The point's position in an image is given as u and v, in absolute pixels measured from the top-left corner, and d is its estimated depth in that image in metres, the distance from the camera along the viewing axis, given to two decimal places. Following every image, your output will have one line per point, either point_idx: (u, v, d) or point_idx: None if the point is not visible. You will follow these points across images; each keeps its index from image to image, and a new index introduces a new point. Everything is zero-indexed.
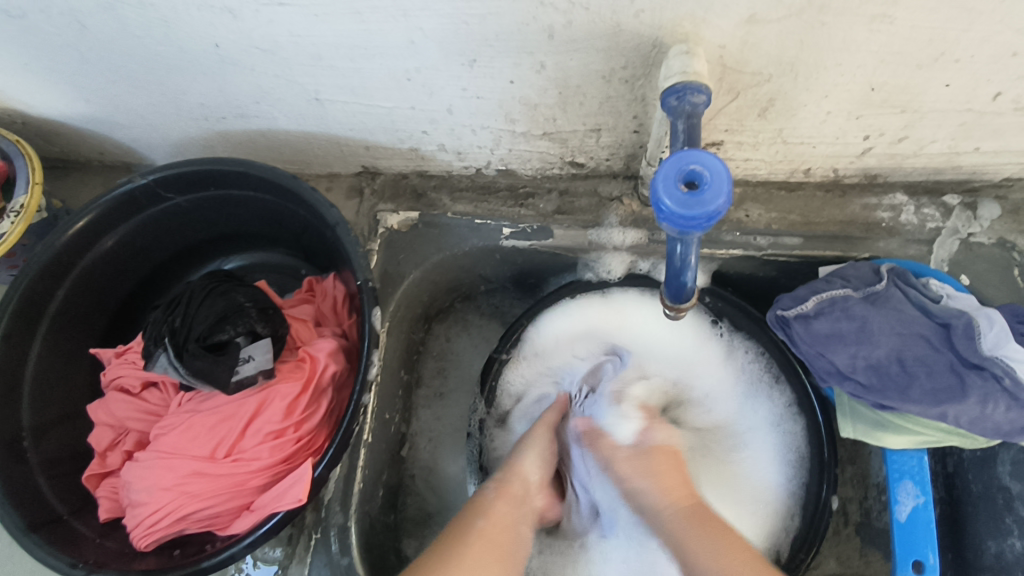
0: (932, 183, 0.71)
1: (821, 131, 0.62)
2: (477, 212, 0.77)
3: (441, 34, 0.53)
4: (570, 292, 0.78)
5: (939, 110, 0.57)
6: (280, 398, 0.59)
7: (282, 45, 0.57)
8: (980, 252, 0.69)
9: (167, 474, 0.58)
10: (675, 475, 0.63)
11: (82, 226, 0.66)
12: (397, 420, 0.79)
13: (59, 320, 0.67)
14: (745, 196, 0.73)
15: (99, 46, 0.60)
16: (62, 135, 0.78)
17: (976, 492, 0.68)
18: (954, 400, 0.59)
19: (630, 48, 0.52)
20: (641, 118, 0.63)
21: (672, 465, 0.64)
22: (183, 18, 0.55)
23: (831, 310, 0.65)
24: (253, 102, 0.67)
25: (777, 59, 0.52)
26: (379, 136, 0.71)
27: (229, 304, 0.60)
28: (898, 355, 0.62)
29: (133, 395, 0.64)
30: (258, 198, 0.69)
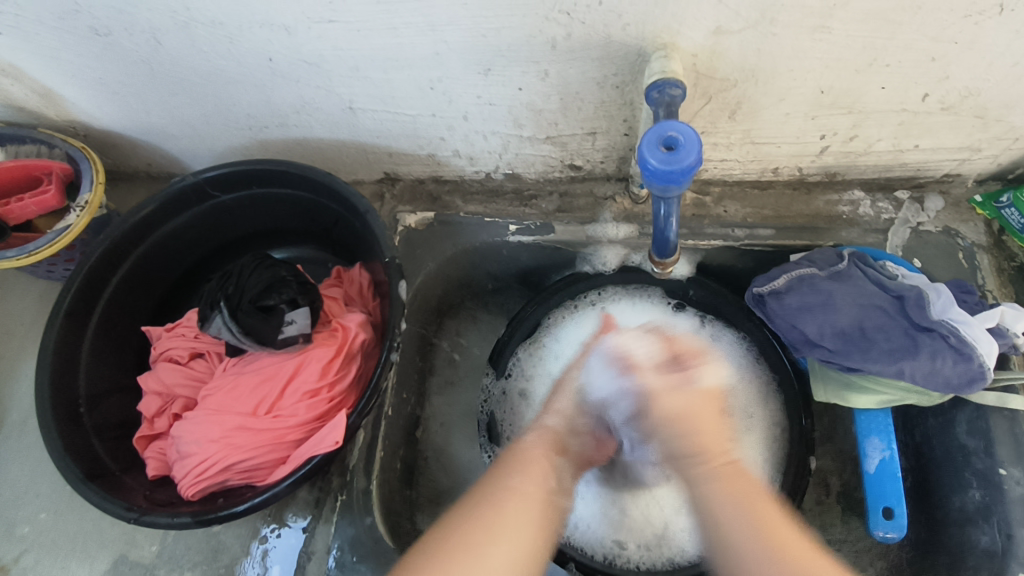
0: (885, 181, 0.81)
1: (784, 132, 0.73)
2: (487, 212, 0.88)
3: (462, 46, 0.64)
4: (572, 284, 0.88)
5: (879, 110, 0.68)
6: (316, 360, 0.67)
7: (326, 58, 0.68)
8: (929, 239, 0.79)
9: (215, 428, 0.64)
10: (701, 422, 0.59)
11: (141, 215, 0.75)
12: (412, 403, 0.87)
13: (115, 301, 0.75)
14: (724, 194, 0.84)
15: (169, 60, 0.70)
16: (118, 145, 0.88)
17: (939, 455, 0.75)
18: (908, 357, 0.68)
19: (619, 57, 0.63)
20: (630, 122, 0.73)
21: (709, 415, 0.60)
22: (246, 34, 0.65)
23: (800, 286, 0.74)
24: (294, 111, 0.77)
25: (741, 65, 0.63)
26: (401, 142, 0.82)
27: (275, 276, 0.67)
28: (860, 323, 0.71)
29: (182, 364, 0.71)
30: (296, 194, 0.79)
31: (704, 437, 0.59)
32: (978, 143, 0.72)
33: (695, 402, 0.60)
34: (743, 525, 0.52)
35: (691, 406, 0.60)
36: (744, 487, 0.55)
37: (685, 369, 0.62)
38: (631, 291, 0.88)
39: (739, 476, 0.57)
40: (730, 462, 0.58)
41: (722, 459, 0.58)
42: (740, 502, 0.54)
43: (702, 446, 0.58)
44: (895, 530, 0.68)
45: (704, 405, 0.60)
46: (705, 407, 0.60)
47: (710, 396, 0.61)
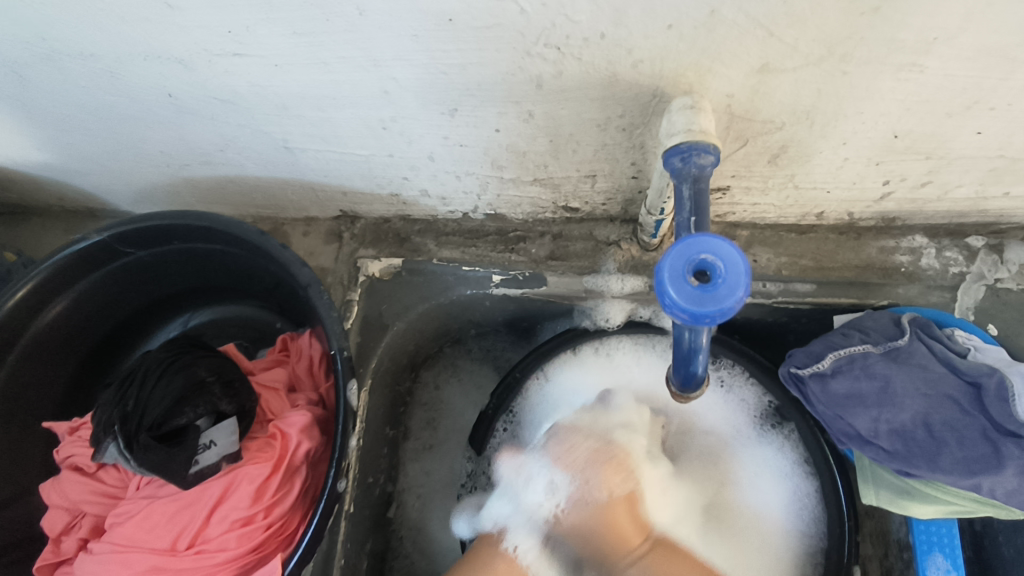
0: (955, 226, 0.66)
1: (837, 177, 0.57)
2: (464, 258, 0.72)
3: (417, 84, 0.48)
4: (567, 343, 0.73)
5: (967, 156, 0.52)
6: (247, 481, 0.53)
7: (243, 96, 0.51)
8: (1008, 299, 0.65)
9: (124, 571, 0.52)
10: (621, 528, 0.59)
11: (31, 287, 0.60)
12: (382, 481, 0.73)
13: (9, 389, 0.62)
14: (753, 239, 0.68)
15: (43, 96, 0.55)
16: (16, 181, 0.73)
17: (1007, 558, 0.64)
18: (989, 472, 0.54)
19: (627, 97, 0.47)
20: (640, 165, 0.57)
21: (625, 515, 0.59)
22: (130, 68, 0.49)
23: (850, 368, 0.60)
24: (217, 150, 0.61)
25: (792, 107, 0.47)
26: (356, 182, 0.66)
27: (187, 382, 0.55)
28: (925, 419, 0.57)
29: (89, 475, 0.59)
30: (227, 251, 0.64)
31: (620, 530, 0.59)
32: None
33: (603, 509, 0.59)
34: None
35: (596, 518, 0.59)
36: (671, 555, 0.58)
37: (583, 479, 0.61)
38: (642, 349, 0.73)
39: (667, 558, 0.58)
40: (644, 554, 0.58)
41: (643, 547, 0.58)
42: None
43: (618, 538, 0.58)
44: None
45: (610, 510, 0.59)
46: (620, 516, 0.59)
47: (631, 499, 0.60)
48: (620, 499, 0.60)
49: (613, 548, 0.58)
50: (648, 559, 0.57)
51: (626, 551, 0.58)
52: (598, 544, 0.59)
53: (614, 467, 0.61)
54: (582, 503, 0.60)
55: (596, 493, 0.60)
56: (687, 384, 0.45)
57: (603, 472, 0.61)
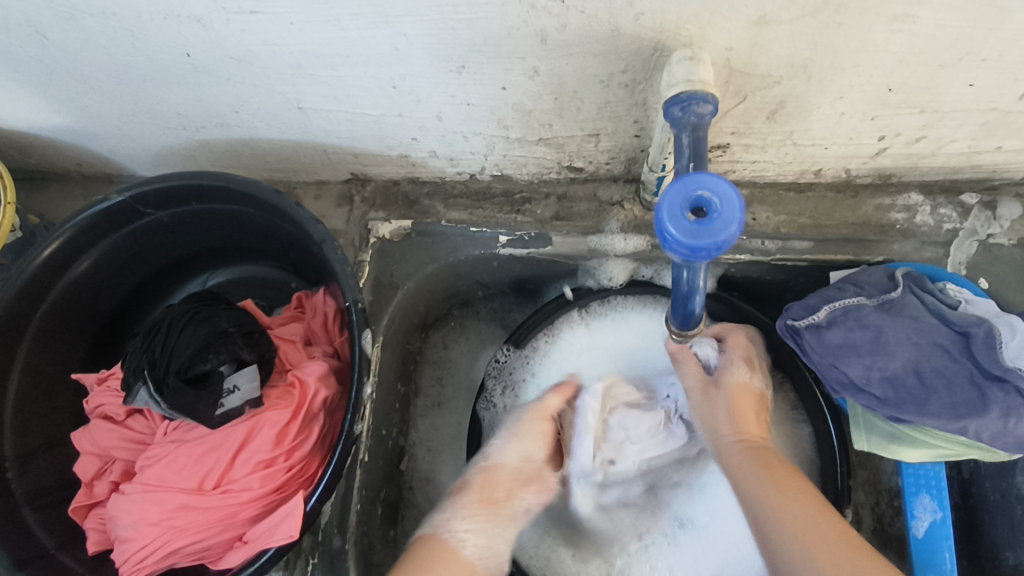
0: (950, 183, 0.67)
1: (834, 133, 0.59)
2: (472, 219, 0.74)
3: (426, 40, 0.49)
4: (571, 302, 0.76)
5: (961, 110, 0.54)
6: (268, 426, 0.57)
7: (257, 54, 0.53)
8: (999, 254, 0.66)
9: (154, 509, 0.55)
10: (751, 413, 0.58)
11: (58, 245, 0.63)
12: (395, 434, 0.77)
13: (40, 343, 0.65)
14: (753, 197, 0.70)
15: (63, 58, 0.57)
16: (36, 146, 0.75)
17: (993, 501, 0.67)
18: (974, 415, 0.56)
19: (629, 52, 0.49)
20: (642, 123, 0.59)
21: (750, 410, 0.58)
22: (148, 27, 0.51)
23: (844, 319, 0.63)
24: (232, 111, 0.63)
25: (789, 60, 0.48)
26: (367, 143, 0.68)
27: (211, 331, 0.58)
28: (915, 366, 0.60)
29: (118, 423, 0.62)
30: (242, 211, 0.66)
31: (743, 417, 0.57)
32: None
33: (733, 398, 0.58)
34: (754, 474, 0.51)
35: (725, 400, 0.58)
36: (775, 463, 0.52)
37: (711, 370, 0.62)
38: (647, 308, 0.75)
39: (771, 457, 0.53)
40: (765, 446, 0.55)
41: (757, 438, 0.56)
42: (757, 466, 0.52)
43: (742, 421, 0.57)
44: None
45: (740, 394, 0.59)
46: (745, 402, 0.58)
47: (760, 399, 0.60)
48: (756, 398, 0.59)
49: (719, 427, 0.57)
50: (752, 444, 0.55)
51: (735, 436, 0.56)
52: (721, 424, 0.57)
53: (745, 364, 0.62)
54: (722, 387, 0.59)
55: (732, 380, 0.60)
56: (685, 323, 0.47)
57: (739, 357, 0.62)
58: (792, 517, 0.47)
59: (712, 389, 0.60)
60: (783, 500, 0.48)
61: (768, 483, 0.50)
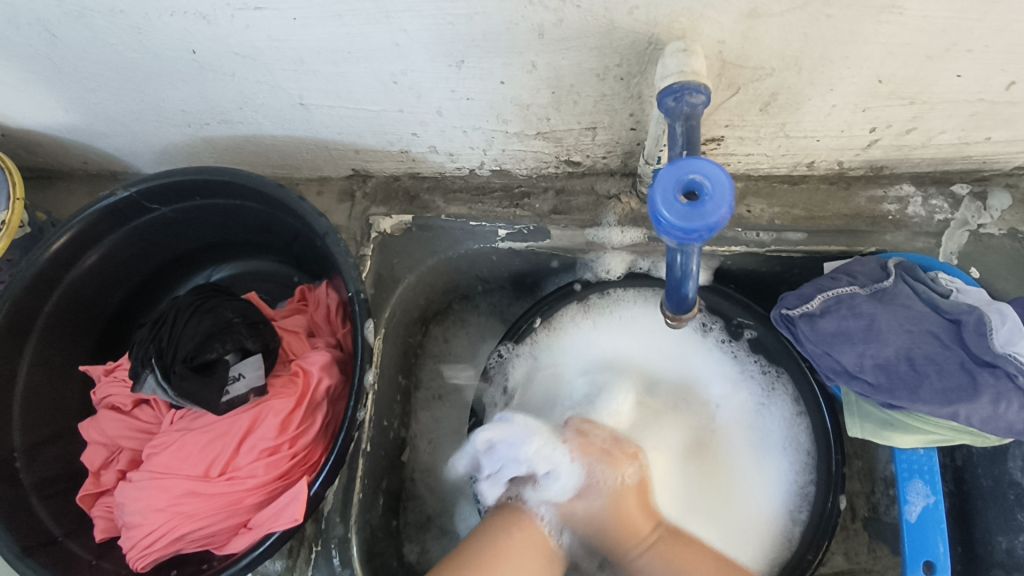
0: (940, 174, 0.69)
1: (826, 125, 0.60)
2: (471, 214, 0.75)
3: (425, 36, 0.51)
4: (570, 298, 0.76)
5: (949, 101, 0.55)
6: (273, 414, 0.58)
7: (261, 51, 0.54)
8: (990, 244, 0.68)
9: (161, 496, 0.57)
10: (636, 513, 0.65)
11: (66, 240, 0.64)
12: (396, 426, 0.77)
13: (48, 335, 0.66)
14: (747, 190, 0.72)
15: (72, 55, 0.58)
16: (43, 144, 0.76)
17: (986, 487, 0.68)
18: (965, 399, 0.58)
19: (624, 45, 0.50)
20: (638, 116, 0.60)
21: (636, 504, 0.65)
22: (155, 25, 0.52)
23: (837, 308, 0.64)
24: (236, 108, 0.65)
25: (780, 53, 0.50)
26: (368, 139, 0.69)
27: (216, 321, 0.59)
28: (908, 353, 0.61)
29: (125, 413, 0.63)
30: (246, 206, 0.67)
31: (631, 518, 0.64)
32: None
33: (620, 502, 0.64)
34: (652, 565, 0.62)
35: (614, 500, 0.65)
36: (685, 554, 0.62)
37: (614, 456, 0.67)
38: (643, 302, 0.76)
39: (675, 542, 0.64)
40: (655, 536, 0.64)
41: (649, 536, 0.64)
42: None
43: (624, 523, 0.64)
44: None
45: (620, 492, 0.65)
46: (641, 495, 0.66)
47: (641, 489, 0.66)
48: (631, 488, 0.66)
49: (623, 539, 0.64)
50: (658, 548, 0.63)
51: (637, 540, 0.64)
52: (614, 535, 0.64)
53: (615, 456, 0.67)
54: (593, 490, 0.65)
55: (607, 486, 0.65)
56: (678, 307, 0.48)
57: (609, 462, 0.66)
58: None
59: (592, 488, 0.66)
60: None
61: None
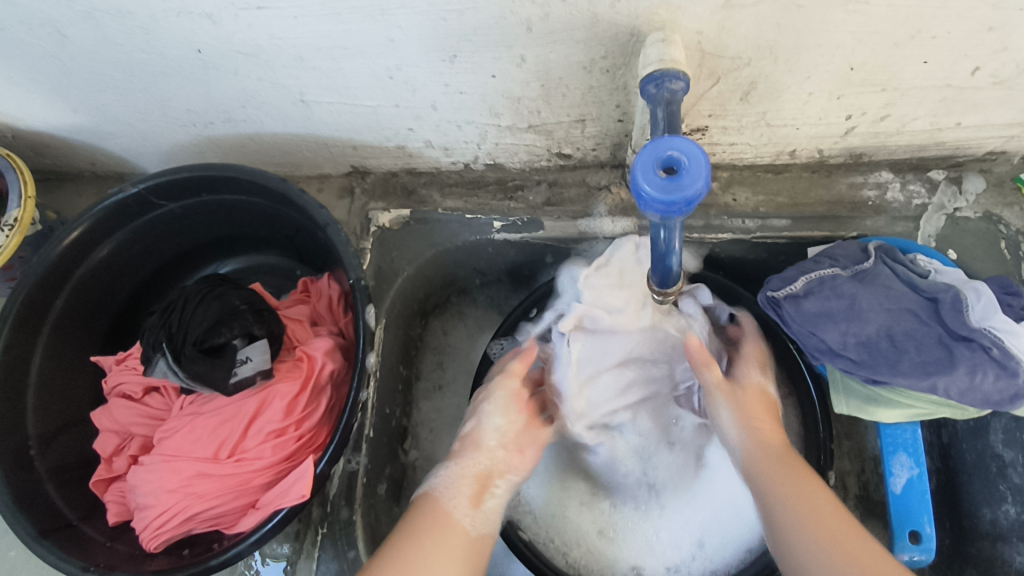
0: (917, 160, 0.71)
1: (804, 113, 0.63)
2: (467, 207, 0.78)
3: (420, 31, 0.53)
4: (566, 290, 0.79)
5: (918, 87, 0.58)
6: (279, 397, 0.60)
7: (264, 49, 0.57)
8: (966, 226, 0.70)
9: (172, 477, 0.59)
10: (755, 406, 0.63)
11: (78, 235, 0.67)
12: (398, 415, 0.79)
13: (60, 327, 0.68)
14: (733, 179, 0.74)
15: (83, 57, 0.61)
16: (53, 146, 0.79)
17: (970, 462, 0.71)
18: (943, 372, 0.60)
19: (608, 37, 0.53)
20: (624, 107, 0.63)
21: (763, 406, 0.63)
22: (163, 25, 0.55)
23: (820, 289, 0.66)
24: (240, 106, 0.67)
25: (755, 42, 0.53)
26: (366, 134, 0.72)
27: (223, 307, 0.61)
28: (888, 330, 0.63)
29: (136, 400, 0.65)
30: (251, 201, 0.70)
31: (755, 416, 0.62)
32: None
33: (747, 393, 0.64)
34: (769, 460, 0.57)
35: (745, 399, 0.63)
36: (792, 461, 0.56)
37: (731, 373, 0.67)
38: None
39: (789, 459, 0.57)
40: (788, 450, 0.58)
41: (773, 433, 0.60)
42: (783, 471, 0.55)
43: (749, 417, 0.62)
44: (922, 553, 0.63)
45: (750, 392, 0.64)
46: (756, 398, 0.64)
47: (771, 402, 0.65)
48: (764, 394, 0.65)
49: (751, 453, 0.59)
50: (766, 442, 0.59)
51: (764, 431, 0.60)
52: (732, 438, 0.62)
53: (751, 363, 0.68)
54: (738, 386, 0.65)
55: (744, 385, 0.65)
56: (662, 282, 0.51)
57: (746, 363, 0.68)
58: (812, 519, 0.50)
59: (731, 394, 0.64)
60: (805, 513, 0.50)
61: (795, 501, 0.52)
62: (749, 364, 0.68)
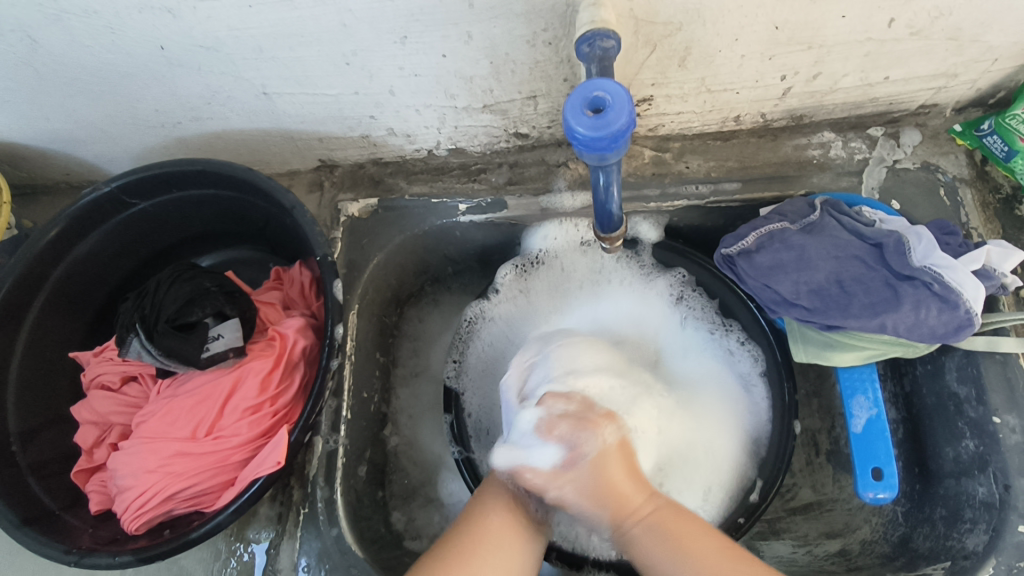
0: (856, 119, 0.75)
1: (741, 76, 0.67)
2: (433, 191, 0.81)
3: (368, 14, 0.57)
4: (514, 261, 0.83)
5: (842, 42, 0.62)
6: (254, 374, 0.62)
7: (223, 41, 0.60)
8: (907, 177, 0.74)
9: (151, 458, 0.61)
10: (607, 477, 0.59)
11: (53, 235, 0.69)
12: (377, 400, 0.81)
13: (40, 324, 0.70)
14: (684, 148, 0.77)
15: (51, 60, 0.63)
16: (28, 158, 0.81)
17: (930, 405, 0.72)
18: (890, 310, 0.63)
19: (546, 9, 0.56)
20: (572, 81, 0.66)
21: (623, 470, 0.60)
22: (126, 23, 0.58)
23: (771, 243, 0.69)
24: (205, 103, 0.70)
25: (683, 6, 0.56)
26: (329, 125, 0.75)
27: (195, 289, 0.65)
28: (837, 277, 0.66)
29: (114, 390, 0.68)
30: (219, 193, 0.72)
31: (617, 487, 0.59)
32: (954, 69, 0.66)
33: (602, 467, 0.59)
34: (662, 555, 0.55)
35: (605, 468, 0.59)
36: (681, 525, 0.57)
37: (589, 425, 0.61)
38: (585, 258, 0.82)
39: (677, 517, 0.58)
40: (643, 509, 0.58)
41: (642, 504, 0.58)
42: (680, 550, 0.55)
43: (596, 495, 0.58)
44: (886, 490, 0.65)
45: (603, 457, 0.60)
46: (627, 460, 0.61)
47: (614, 455, 0.61)
48: (609, 453, 0.61)
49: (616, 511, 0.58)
50: (654, 518, 0.57)
51: (629, 511, 0.58)
52: (593, 508, 0.59)
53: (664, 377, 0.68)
54: (570, 467, 0.59)
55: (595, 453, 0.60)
56: (607, 222, 0.62)
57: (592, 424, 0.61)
58: None
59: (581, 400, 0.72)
60: None
61: (700, 573, 0.53)
62: (592, 424, 0.61)
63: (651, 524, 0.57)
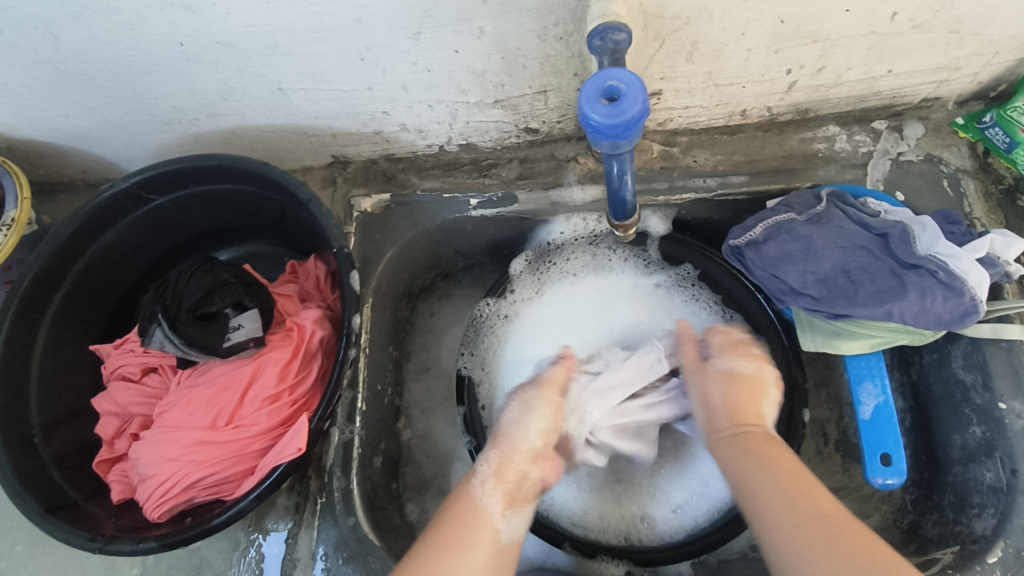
0: (860, 113, 0.77)
1: (747, 70, 0.68)
2: (444, 186, 0.82)
3: (384, 10, 0.58)
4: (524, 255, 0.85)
5: (846, 35, 0.63)
6: (273, 364, 0.63)
7: (241, 37, 0.62)
8: (911, 169, 0.75)
9: (173, 446, 0.62)
10: (751, 395, 0.65)
11: (74, 230, 0.70)
12: (391, 393, 0.82)
13: (61, 318, 0.71)
14: (692, 143, 0.79)
15: (73, 57, 0.65)
16: (46, 156, 0.83)
17: (936, 393, 0.73)
18: (896, 298, 0.64)
19: (557, 4, 0.58)
20: (582, 75, 0.68)
21: (754, 394, 0.65)
22: (147, 19, 0.59)
23: (778, 234, 0.70)
24: (222, 100, 0.72)
25: (691, 1, 0.57)
26: (343, 122, 0.76)
27: (214, 280, 0.66)
28: (843, 266, 0.67)
29: (135, 382, 0.69)
30: (236, 188, 0.73)
31: (744, 407, 0.64)
32: (956, 62, 0.68)
33: (742, 388, 0.66)
34: (738, 463, 0.58)
35: (738, 391, 0.65)
36: (764, 445, 0.60)
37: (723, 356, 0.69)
38: (594, 251, 0.84)
39: (766, 441, 0.60)
40: (763, 432, 0.62)
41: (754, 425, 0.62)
42: (760, 460, 0.57)
43: (738, 409, 0.64)
44: (895, 476, 0.66)
45: (747, 381, 0.66)
46: (747, 392, 0.65)
47: (759, 391, 0.66)
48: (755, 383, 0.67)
49: (728, 421, 0.63)
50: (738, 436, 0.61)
51: (746, 423, 0.63)
52: (714, 418, 0.65)
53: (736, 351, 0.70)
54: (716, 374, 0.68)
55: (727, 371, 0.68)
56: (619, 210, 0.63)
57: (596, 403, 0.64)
58: (797, 518, 0.50)
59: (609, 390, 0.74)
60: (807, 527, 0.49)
61: (774, 480, 0.54)
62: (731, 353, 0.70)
63: (741, 446, 0.60)
